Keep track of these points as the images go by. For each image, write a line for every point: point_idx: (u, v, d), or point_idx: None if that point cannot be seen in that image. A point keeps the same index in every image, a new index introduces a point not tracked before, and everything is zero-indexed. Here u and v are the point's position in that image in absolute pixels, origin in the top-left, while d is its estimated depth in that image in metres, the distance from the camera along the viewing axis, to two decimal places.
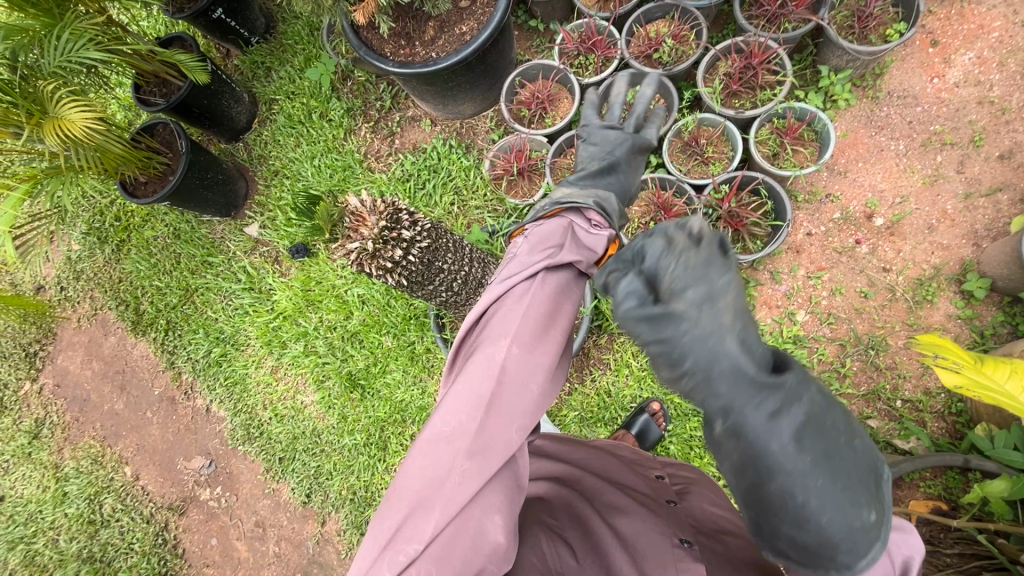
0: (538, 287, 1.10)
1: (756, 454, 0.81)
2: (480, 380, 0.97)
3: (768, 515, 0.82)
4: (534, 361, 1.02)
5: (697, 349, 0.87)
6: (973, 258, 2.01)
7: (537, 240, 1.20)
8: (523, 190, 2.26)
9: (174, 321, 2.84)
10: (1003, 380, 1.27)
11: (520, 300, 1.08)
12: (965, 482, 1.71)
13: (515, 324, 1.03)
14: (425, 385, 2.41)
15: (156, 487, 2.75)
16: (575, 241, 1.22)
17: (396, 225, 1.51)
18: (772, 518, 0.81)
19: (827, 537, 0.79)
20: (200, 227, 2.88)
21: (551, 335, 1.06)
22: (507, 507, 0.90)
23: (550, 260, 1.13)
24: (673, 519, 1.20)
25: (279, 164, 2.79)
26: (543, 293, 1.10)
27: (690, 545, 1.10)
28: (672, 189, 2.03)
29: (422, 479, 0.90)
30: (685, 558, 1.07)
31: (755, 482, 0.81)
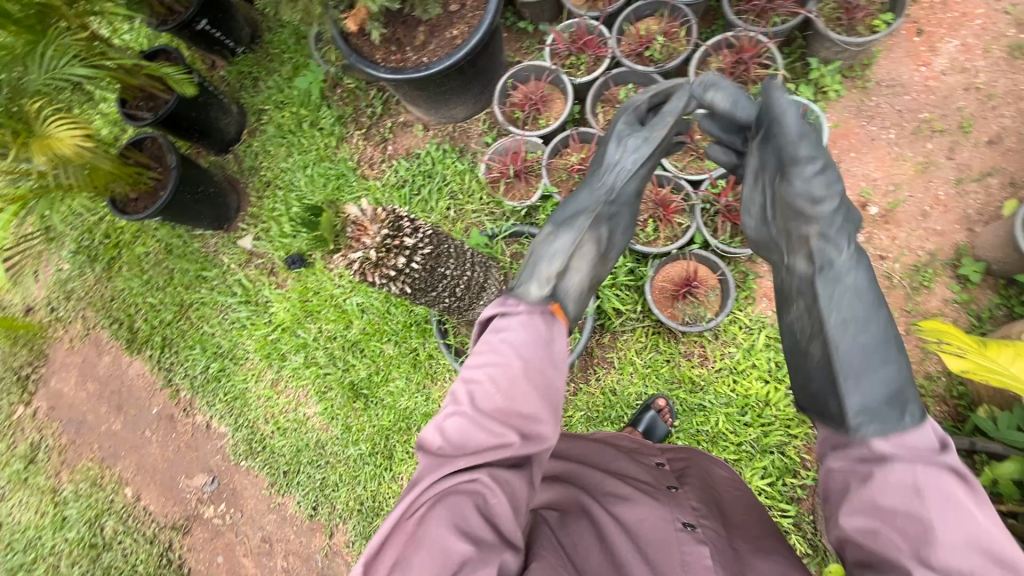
0: (484, 343, 1.13)
1: (871, 300, 1.15)
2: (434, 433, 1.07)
3: (881, 354, 1.11)
4: (473, 419, 1.03)
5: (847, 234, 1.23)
6: (966, 243, 2.04)
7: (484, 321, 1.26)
8: (520, 192, 2.24)
9: (169, 338, 2.80)
10: (1007, 363, 1.29)
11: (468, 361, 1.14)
12: (971, 465, 1.74)
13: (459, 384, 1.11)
14: (429, 392, 2.39)
15: (158, 507, 2.71)
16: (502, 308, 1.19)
17: (398, 233, 1.51)
18: (866, 350, 1.12)
19: (903, 382, 1.06)
20: (193, 241, 2.84)
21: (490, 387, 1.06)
22: (464, 520, 0.92)
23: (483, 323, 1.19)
24: (676, 504, 1.22)
25: (270, 175, 2.76)
26: (487, 348, 1.11)
27: (693, 530, 1.12)
28: (669, 186, 2.03)
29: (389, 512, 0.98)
30: (687, 542, 1.08)
31: (865, 325, 1.13)
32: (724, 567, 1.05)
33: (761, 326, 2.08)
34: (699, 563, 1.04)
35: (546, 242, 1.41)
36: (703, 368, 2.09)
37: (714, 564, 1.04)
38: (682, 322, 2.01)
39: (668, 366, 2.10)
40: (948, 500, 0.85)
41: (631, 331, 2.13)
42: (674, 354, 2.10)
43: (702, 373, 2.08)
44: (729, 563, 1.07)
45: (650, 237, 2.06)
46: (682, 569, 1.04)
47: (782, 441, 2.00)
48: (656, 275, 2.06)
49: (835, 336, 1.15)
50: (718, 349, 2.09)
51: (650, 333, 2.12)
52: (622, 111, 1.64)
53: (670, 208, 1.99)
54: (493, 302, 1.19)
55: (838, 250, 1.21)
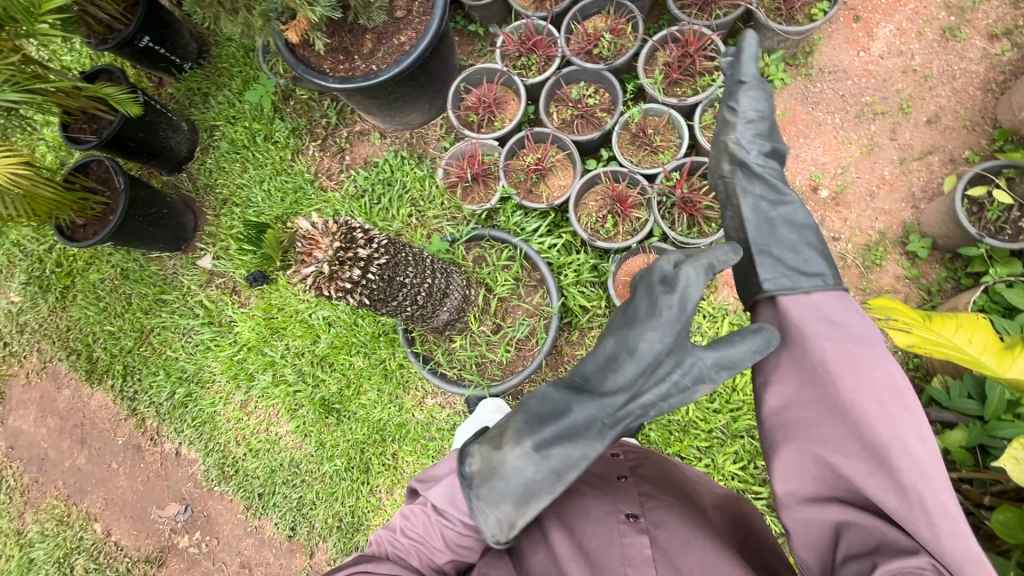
0: (421, 517, 1.13)
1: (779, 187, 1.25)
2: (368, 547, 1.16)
3: (789, 228, 1.20)
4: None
5: (763, 143, 1.33)
6: (913, 220, 2.11)
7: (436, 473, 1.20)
8: (479, 195, 2.21)
9: (131, 365, 2.72)
10: (951, 334, 1.33)
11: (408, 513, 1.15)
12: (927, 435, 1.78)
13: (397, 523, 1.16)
14: (402, 402, 2.36)
15: (130, 541, 2.62)
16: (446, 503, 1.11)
17: (351, 245, 1.46)
18: (781, 225, 1.20)
19: (824, 248, 1.16)
20: (150, 264, 2.76)
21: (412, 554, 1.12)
22: None
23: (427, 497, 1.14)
24: (622, 492, 1.22)
25: (227, 192, 2.70)
26: (422, 525, 1.12)
27: (635, 520, 1.14)
28: (625, 181, 2.06)
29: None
30: (629, 535, 1.11)
31: (778, 206, 1.23)
32: (664, 553, 1.08)
33: (724, 314, 2.11)
34: (637, 555, 1.08)
35: (509, 508, 1.04)
36: None
37: (653, 554, 1.08)
38: None
39: None
40: (863, 370, 0.94)
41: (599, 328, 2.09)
42: None
43: None
44: (671, 545, 1.09)
45: (611, 233, 2.07)
46: (622, 563, 1.07)
47: (751, 425, 2.03)
48: (619, 270, 2.05)
49: (751, 217, 1.23)
50: None
51: None
52: (665, 293, 1.17)
53: (627, 203, 2.02)
54: (447, 493, 1.11)
55: (749, 150, 1.31)
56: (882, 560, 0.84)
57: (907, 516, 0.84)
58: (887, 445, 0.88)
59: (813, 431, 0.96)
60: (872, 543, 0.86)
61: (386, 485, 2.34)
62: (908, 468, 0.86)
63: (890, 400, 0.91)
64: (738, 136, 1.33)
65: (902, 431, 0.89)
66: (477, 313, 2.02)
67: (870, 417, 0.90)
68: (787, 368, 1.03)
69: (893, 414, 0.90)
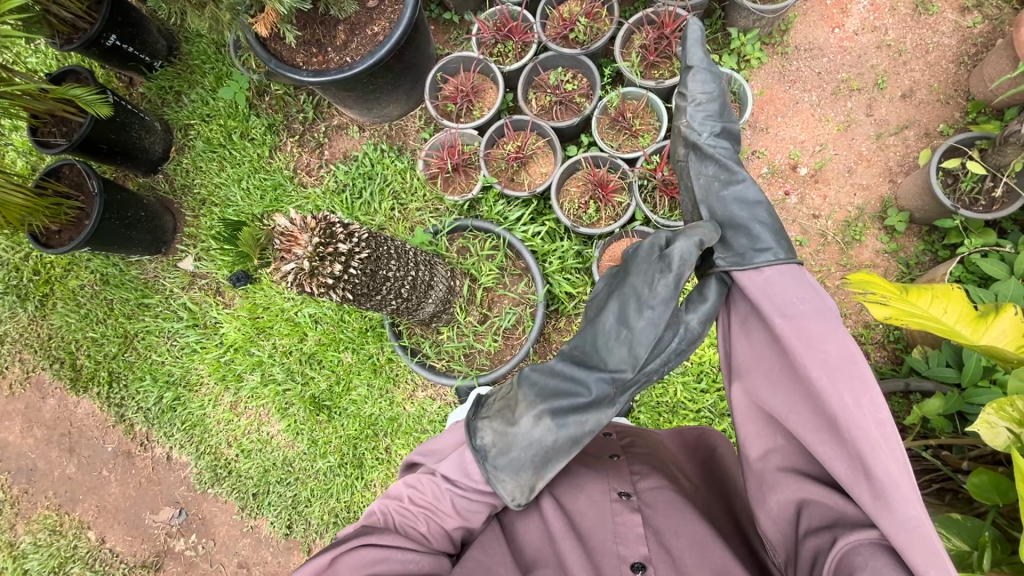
0: (433, 485, 1.11)
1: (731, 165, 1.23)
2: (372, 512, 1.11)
3: (740, 206, 1.19)
4: (397, 551, 1.03)
5: (711, 122, 1.28)
6: (890, 195, 2.14)
7: (440, 444, 1.19)
8: (460, 185, 2.19)
9: (117, 371, 2.68)
10: (927, 305, 1.35)
11: (413, 481, 1.13)
12: (908, 404, 1.82)
13: (402, 490, 1.13)
14: (392, 396, 2.36)
15: (125, 547, 2.61)
16: (461, 470, 1.11)
17: (331, 240, 1.45)
18: (731, 203, 1.20)
19: (775, 221, 1.15)
20: (130, 269, 2.72)
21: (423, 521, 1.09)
22: None
23: (437, 466, 1.13)
24: (614, 469, 1.24)
25: (205, 191, 2.65)
26: (431, 492, 1.11)
27: (627, 498, 1.15)
28: (606, 166, 2.06)
29: (311, 562, 1.02)
30: (621, 513, 1.13)
31: (730, 185, 1.21)
32: (655, 530, 1.11)
33: None
34: (630, 532, 1.10)
35: (525, 476, 1.10)
36: None
37: (645, 533, 1.10)
38: None
39: None
40: (808, 342, 0.95)
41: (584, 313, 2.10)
42: None
43: None
44: (664, 522, 1.11)
45: (595, 218, 2.07)
46: (615, 541, 1.10)
47: None
48: (602, 256, 2.06)
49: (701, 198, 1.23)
50: None
51: None
52: (660, 271, 1.13)
53: (609, 188, 2.02)
54: (458, 460, 1.11)
55: (700, 132, 1.27)
56: (840, 532, 0.86)
57: (855, 489, 0.85)
58: (837, 418, 0.89)
59: (771, 405, 0.98)
60: (831, 517, 0.88)
61: (380, 479, 2.34)
62: (856, 438, 0.87)
63: (841, 373, 0.92)
64: (687, 121, 1.30)
65: (853, 403, 0.89)
66: (463, 304, 2.02)
67: (820, 390, 0.92)
68: (750, 343, 1.05)
69: (843, 388, 0.91)
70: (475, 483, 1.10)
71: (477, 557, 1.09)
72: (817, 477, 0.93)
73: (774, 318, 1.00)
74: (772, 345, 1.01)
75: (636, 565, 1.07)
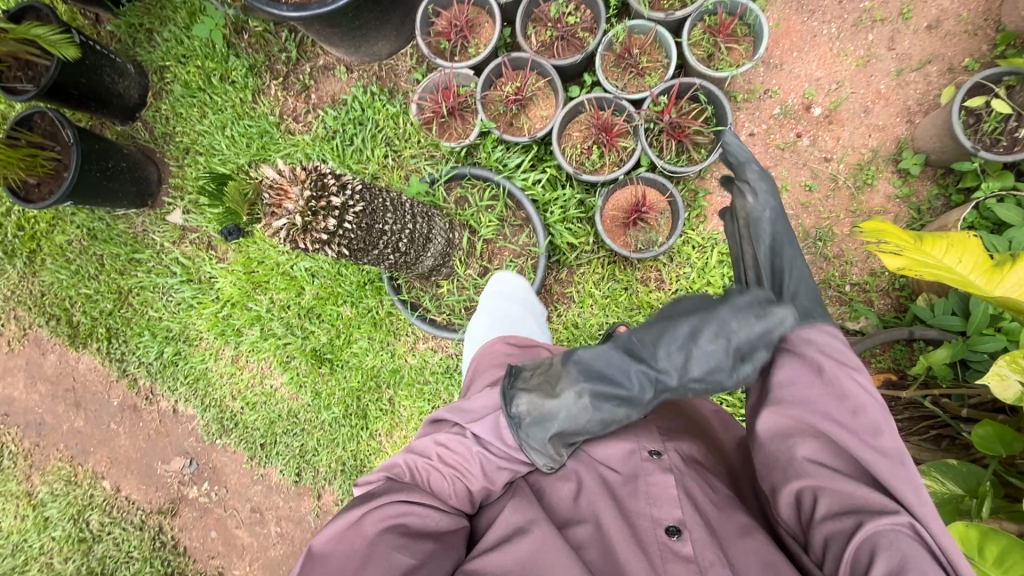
0: (463, 447, 1.12)
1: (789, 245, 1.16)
2: (396, 467, 1.12)
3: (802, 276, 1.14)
4: (422, 506, 1.04)
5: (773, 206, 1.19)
6: (907, 136, 2.05)
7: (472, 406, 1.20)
8: (457, 130, 2.06)
9: (114, 327, 2.66)
10: (940, 255, 1.31)
11: (443, 440, 1.14)
12: (909, 350, 1.76)
13: (430, 447, 1.14)
14: (394, 348, 2.36)
15: (140, 495, 2.70)
16: (494, 434, 1.12)
17: (323, 193, 1.37)
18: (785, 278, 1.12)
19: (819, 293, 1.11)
20: (117, 223, 2.63)
21: (451, 479, 1.10)
22: (411, 544, 1.00)
23: (469, 427, 1.15)
24: (643, 428, 1.21)
25: (188, 140, 2.52)
26: (461, 452, 1.12)
27: (658, 458, 1.13)
28: (610, 108, 1.94)
29: (338, 517, 1.01)
30: (653, 473, 1.10)
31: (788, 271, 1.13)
32: (688, 493, 1.07)
33: (714, 244, 2.11)
34: (662, 491, 1.07)
35: (559, 453, 1.11)
36: (660, 292, 2.11)
37: (679, 495, 1.06)
38: (634, 249, 1.95)
39: (627, 294, 2.11)
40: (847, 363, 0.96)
41: (587, 264, 2.11)
42: (631, 281, 2.11)
43: (660, 297, 2.11)
44: (698, 488, 1.08)
45: (596, 164, 1.98)
46: (648, 503, 1.07)
47: None
48: (605, 204, 2.00)
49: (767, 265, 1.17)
50: (674, 271, 2.11)
51: (606, 264, 2.11)
52: (758, 316, 1.04)
53: (614, 132, 1.91)
54: (493, 423, 1.13)
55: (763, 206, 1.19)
56: (864, 517, 0.85)
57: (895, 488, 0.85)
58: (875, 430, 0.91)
59: (804, 414, 0.96)
60: (851, 504, 0.88)
61: (385, 429, 2.39)
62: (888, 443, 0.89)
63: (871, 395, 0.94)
64: (750, 202, 1.21)
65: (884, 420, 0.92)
66: (463, 257, 1.97)
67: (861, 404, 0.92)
68: (785, 365, 1.00)
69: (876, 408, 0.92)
70: (506, 447, 1.11)
71: (508, 516, 1.06)
72: (843, 475, 0.91)
73: (817, 347, 0.98)
74: (810, 365, 0.98)
75: (670, 529, 1.02)
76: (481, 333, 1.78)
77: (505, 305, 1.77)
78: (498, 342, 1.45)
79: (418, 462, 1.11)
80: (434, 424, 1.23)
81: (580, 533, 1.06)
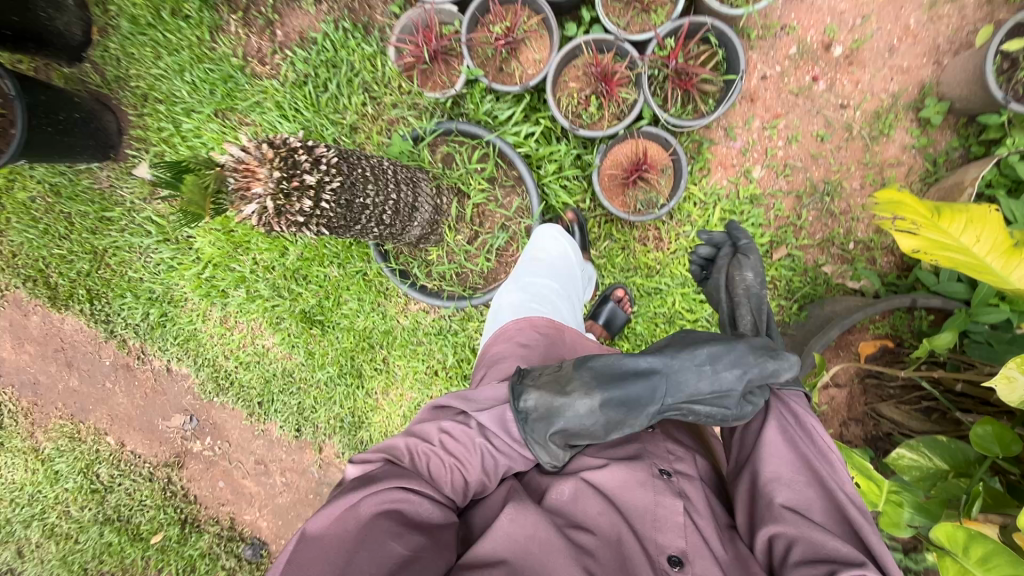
0: (466, 436, 1.11)
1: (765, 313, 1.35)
2: (397, 449, 1.10)
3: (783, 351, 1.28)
4: (419, 493, 1.02)
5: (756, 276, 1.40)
6: (932, 79, 1.88)
7: (480, 393, 1.19)
8: (440, 79, 1.85)
9: (95, 289, 2.57)
10: (959, 234, 1.23)
11: (446, 426, 1.13)
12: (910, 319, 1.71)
13: (433, 431, 1.12)
14: (386, 309, 2.31)
15: (146, 449, 2.76)
16: (500, 426, 1.11)
17: (295, 171, 1.25)
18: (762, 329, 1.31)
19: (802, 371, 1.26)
20: (80, 178, 2.45)
21: (452, 468, 1.08)
22: (407, 533, 0.96)
23: (475, 416, 1.13)
24: (650, 445, 1.17)
25: (144, 85, 2.27)
26: (464, 441, 1.11)
27: (669, 478, 1.08)
28: (611, 52, 1.75)
29: (335, 500, 0.98)
30: (663, 492, 1.06)
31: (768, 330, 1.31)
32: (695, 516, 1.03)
33: (715, 200, 2.01)
34: (670, 515, 1.02)
35: (560, 452, 1.11)
36: (658, 252, 2.04)
37: (686, 521, 1.02)
38: (635, 212, 1.84)
39: (624, 254, 2.04)
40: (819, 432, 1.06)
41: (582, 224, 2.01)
42: (628, 241, 2.03)
43: (657, 257, 2.04)
44: (703, 513, 1.04)
45: (594, 118, 1.82)
46: (653, 528, 1.03)
47: None
48: (603, 163, 1.85)
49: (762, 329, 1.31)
50: (673, 230, 2.02)
51: (603, 223, 2.02)
52: (770, 357, 1.13)
53: (614, 83, 1.73)
54: (501, 412, 1.13)
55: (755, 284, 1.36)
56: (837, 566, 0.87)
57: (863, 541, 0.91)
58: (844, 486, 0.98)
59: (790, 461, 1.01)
60: (820, 552, 0.90)
61: (381, 387, 2.40)
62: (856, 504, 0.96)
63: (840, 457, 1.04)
64: (748, 274, 1.37)
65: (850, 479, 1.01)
66: (452, 222, 1.86)
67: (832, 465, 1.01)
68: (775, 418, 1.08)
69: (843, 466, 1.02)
70: (511, 439, 1.11)
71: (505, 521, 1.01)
72: (819, 525, 0.94)
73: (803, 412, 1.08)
74: (795, 425, 1.07)
75: (672, 558, 0.99)
76: (504, 306, 1.53)
77: (536, 279, 1.57)
78: (527, 322, 1.36)
79: (420, 447, 1.10)
80: (435, 408, 1.20)
81: (583, 549, 1.00)
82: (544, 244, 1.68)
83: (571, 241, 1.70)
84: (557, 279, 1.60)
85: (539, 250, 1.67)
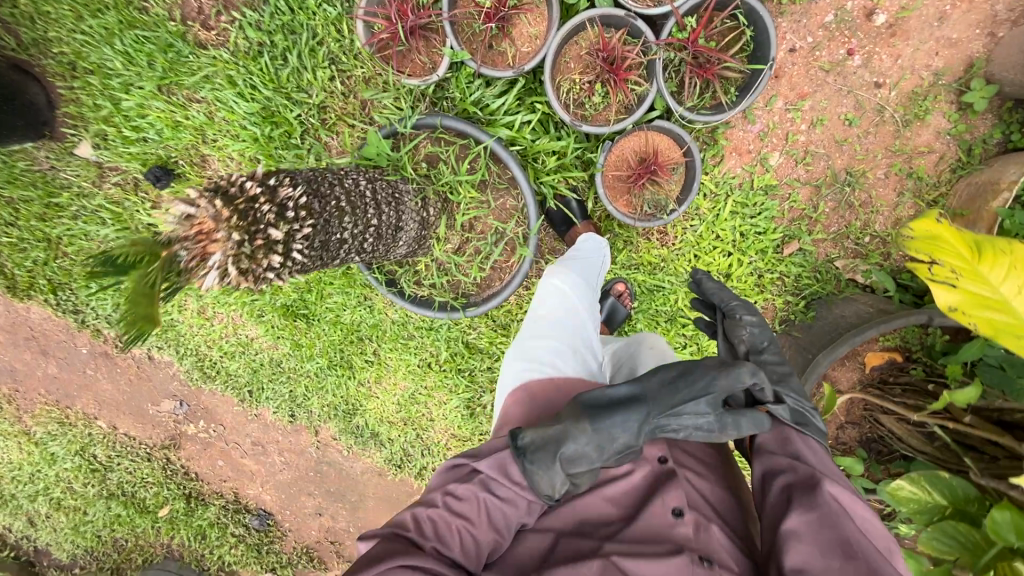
0: (471, 493, 1.02)
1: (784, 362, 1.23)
2: (403, 520, 1.00)
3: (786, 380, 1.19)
4: (424, 567, 0.91)
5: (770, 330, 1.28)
6: (981, 56, 1.66)
7: (481, 447, 1.11)
8: (420, 62, 1.59)
9: (56, 279, 2.38)
10: (996, 284, 1.14)
11: (451, 487, 1.03)
12: (920, 332, 1.64)
13: (437, 494, 1.03)
14: (373, 302, 2.18)
15: (139, 431, 2.75)
16: (505, 475, 1.03)
17: (260, 226, 1.07)
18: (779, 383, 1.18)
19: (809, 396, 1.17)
20: (15, 160, 2.15)
21: (460, 528, 0.99)
22: None
23: (477, 465, 1.05)
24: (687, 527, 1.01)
25: (68, 52, 1.92)
26: (470, 501, 1.01)
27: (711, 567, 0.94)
28: (622, 32, 1.49)
29: None
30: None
31: (785, 385, 1.17)
32: None
33: (727, 190, 1.85)
34: None
35: (560, 483, 1.02)
36: (662, 248, 1.91)
37: None
38: (639, 215, 1.67)
39: (626, 250, 1.91)
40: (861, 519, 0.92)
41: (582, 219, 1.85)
42: (631, 236, 1.89)
43: (661, 252, 1.91)
44: None
45: (598, 108, 1.59)
46: None
47: None
48: (606, 160, 1.65)
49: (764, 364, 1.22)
50: (679, 223, 1.88)
51: (604, 217, 1.86)
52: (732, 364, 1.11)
53: (626, 73, 1.49)
54: (503, 458, 1.04)
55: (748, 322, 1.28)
56: None
57: None
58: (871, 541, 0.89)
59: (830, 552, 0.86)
60: None
61: (373, 377, 2.35)
62: None
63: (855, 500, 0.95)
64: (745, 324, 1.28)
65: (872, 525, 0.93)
66: (441, 232, 1.66)
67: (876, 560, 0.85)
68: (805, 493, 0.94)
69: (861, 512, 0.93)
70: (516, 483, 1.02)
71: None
72: None
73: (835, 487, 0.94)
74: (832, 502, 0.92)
75: None
76: (507, 381, 1.37)
77: (540, 341, 1.39)
78: (524, 391, 1.26)
79: (425, 514, 1.00)
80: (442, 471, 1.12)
81: None
82: (547, 299, 1.52)
83: (580, 293, 1.53)
84: (561, 336, 1.41)
85: (542, 308, 1.51)
